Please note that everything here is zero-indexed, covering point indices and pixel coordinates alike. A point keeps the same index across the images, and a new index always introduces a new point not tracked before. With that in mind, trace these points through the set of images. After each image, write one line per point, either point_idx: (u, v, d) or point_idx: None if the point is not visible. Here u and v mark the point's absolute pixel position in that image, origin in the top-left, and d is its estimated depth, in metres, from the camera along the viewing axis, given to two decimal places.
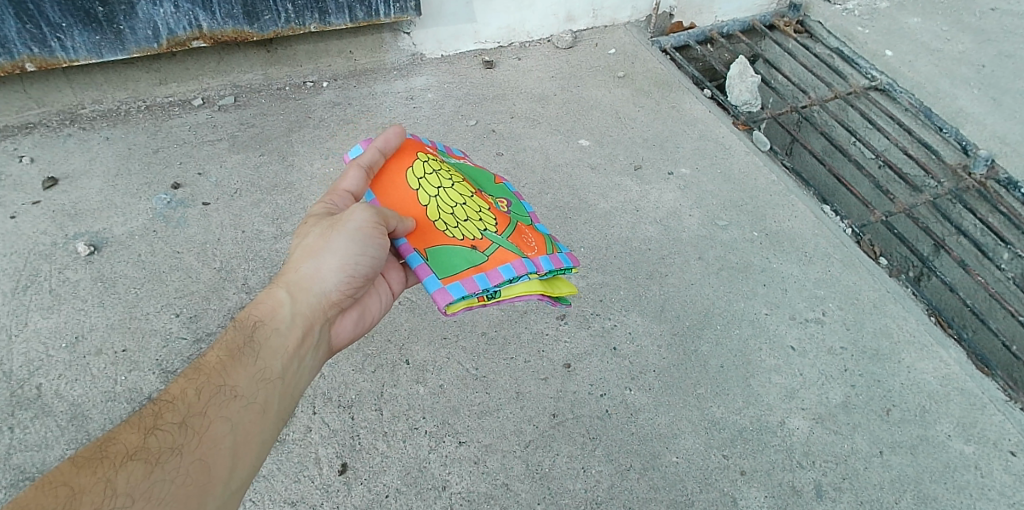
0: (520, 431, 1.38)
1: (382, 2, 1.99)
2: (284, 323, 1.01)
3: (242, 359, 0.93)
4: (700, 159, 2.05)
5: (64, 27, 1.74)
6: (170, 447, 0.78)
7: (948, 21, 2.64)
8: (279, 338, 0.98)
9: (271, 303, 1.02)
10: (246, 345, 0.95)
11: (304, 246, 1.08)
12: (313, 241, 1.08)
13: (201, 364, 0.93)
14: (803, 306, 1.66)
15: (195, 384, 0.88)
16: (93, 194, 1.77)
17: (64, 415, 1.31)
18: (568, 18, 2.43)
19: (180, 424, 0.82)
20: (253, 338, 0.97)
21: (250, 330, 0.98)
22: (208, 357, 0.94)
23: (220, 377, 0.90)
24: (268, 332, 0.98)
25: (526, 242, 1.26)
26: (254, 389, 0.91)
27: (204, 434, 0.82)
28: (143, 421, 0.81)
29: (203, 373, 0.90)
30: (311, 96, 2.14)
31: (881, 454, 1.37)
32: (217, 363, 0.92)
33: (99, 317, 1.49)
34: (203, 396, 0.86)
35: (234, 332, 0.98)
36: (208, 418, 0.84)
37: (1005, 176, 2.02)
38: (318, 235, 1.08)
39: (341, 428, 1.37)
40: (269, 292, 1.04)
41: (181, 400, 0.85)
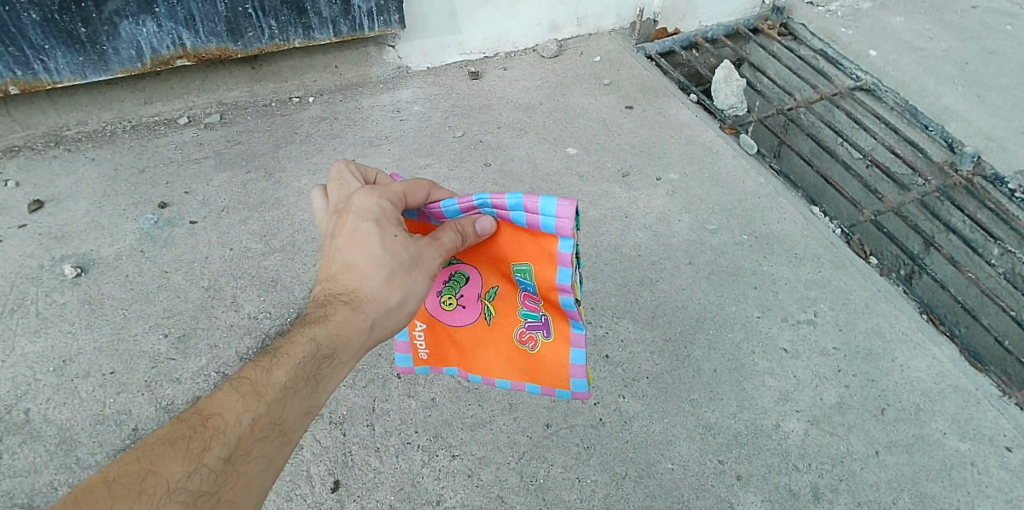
0: (513, 443, 1.37)
1: (366, 16, 2.00)
2: (352, 357, 0.87)
3: (302, 391, 0.80)
4: (688, 164, 2.06)
5: (47, 49, 1.74)
6: (210, 493, 0.66)
7: (930, 19, 2.66)
8: (342, 375, 0.86)
9: (351, 331, 0.86)
10: (313, 376, 0.82)
11: (393, 264, 0.91)
12: (402, 266, 0.92)
13: (257, 379, 0.78)
14: (795, 308, 1.66)
15: (251, 410, 0.74)
16: (79, 216, 1.76)
17: (52, 440, 1.30)
18: (553, 27, 2.44)
19: (227, 464, 0.69)
20: (320, 370, 0.83)
21: (318, 356, 0.83)
22: (267, 372, 0.79)
23: (278, 409, 0.77)
24: (336, 365, 0.85)
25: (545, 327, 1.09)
26: (301, 425, 0.80)
27: (244, 479, 0.71)
28: (190, 447, 0.67)
29: (260, 398, 0.76)
30: (297, 112, 2.14)
31: (877, 454, 1.37)
32: (278, 389, 0.78)
33: (87, 339, 1.48)
34: (256, 430, 0.74)
35: (297, 346, 0.83)
36: (252, 456, 0.72)
37: (992, 172, 2.03)
38: (413, 267, 0.93)
39: (333, 444, 1.36)
40: (340, 301, 0.88)
41: (233, 432, 0.72)
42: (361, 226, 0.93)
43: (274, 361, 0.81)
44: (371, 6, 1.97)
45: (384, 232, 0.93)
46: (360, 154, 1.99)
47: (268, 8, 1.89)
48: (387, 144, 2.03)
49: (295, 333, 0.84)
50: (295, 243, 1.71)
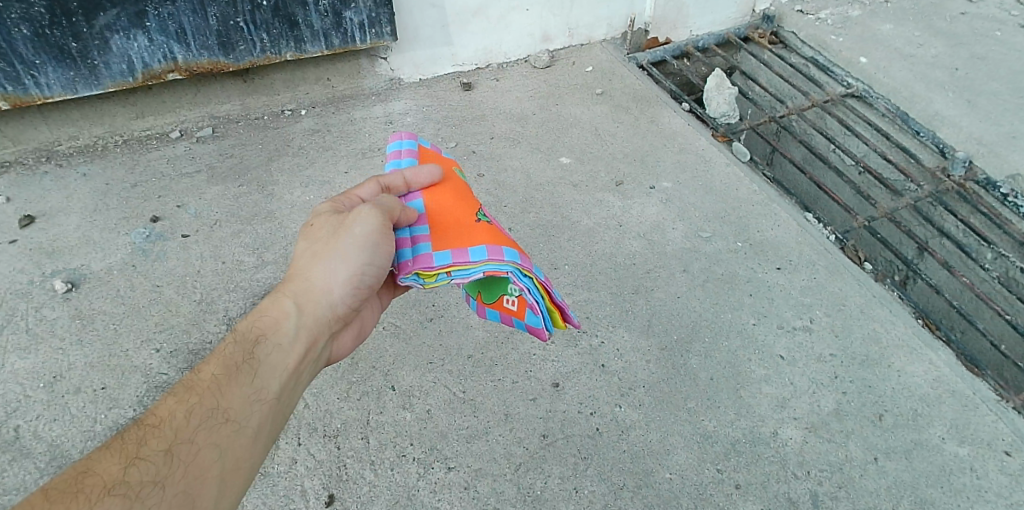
0: (510, 454, 1.36)
1: (357, 29, 2.01)
2: (287, 339, 0.92)
3: (238, 378, 0.85)
4: (681, 173, 2.07)
5: (38, 64, 1.74)
6: (152, 481, 0.69)
7: (919, 26, 2.68)
8: (281, 355, 0.90)
9: (273, 314, 0.93)
10: (245, 362, 0.87)
11: (312, 250, 1.00)
12: (319, 247, 1.00)
13: (192, 378, 0.84)
14: (791, 315, 1.66)
15: (185, 405, 0.79)
16: (70, 231, 1.75)
17: (43, 457, 1.28)
18: (544, 38, 2.46)
19: (166, 452, 0.73)
20: (254, 354, 0.88)
21: (247, 345, 0.89)
22: (200, 371, 0.85)
23: (214, 397, 0.81)
24: (269, 348, 0.90)
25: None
26: (250, 411, 0.83)
27: (194, 466, 0.73)
28: (125, 449, 0.72)
29: (194, 392, 0.82)
30: (290, 125, 2.14)
31: (876, 460, 1.36)
32: (211, 381, 0.83)
33: (78, 355, 1.46)
34: (193, 418, 0.78)
35: (226, 343, 0.90)
36: (196, 445, 0.75)
37: (983, 177, 2.04)
38: (325, 240, 1.00)
39: (327, 458, 1.34)
40: (272, 299, 0.96)
41: (168, 425, 0.76)
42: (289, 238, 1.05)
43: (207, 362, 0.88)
44: (363, 18, 1.99)
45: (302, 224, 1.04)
46: (354, 166, 1.99)
47: (260, 21, 1.90)
48: (380, 155, 2.03)
49: (230, 335, 0.91)
50: (288, 255, 1.71)
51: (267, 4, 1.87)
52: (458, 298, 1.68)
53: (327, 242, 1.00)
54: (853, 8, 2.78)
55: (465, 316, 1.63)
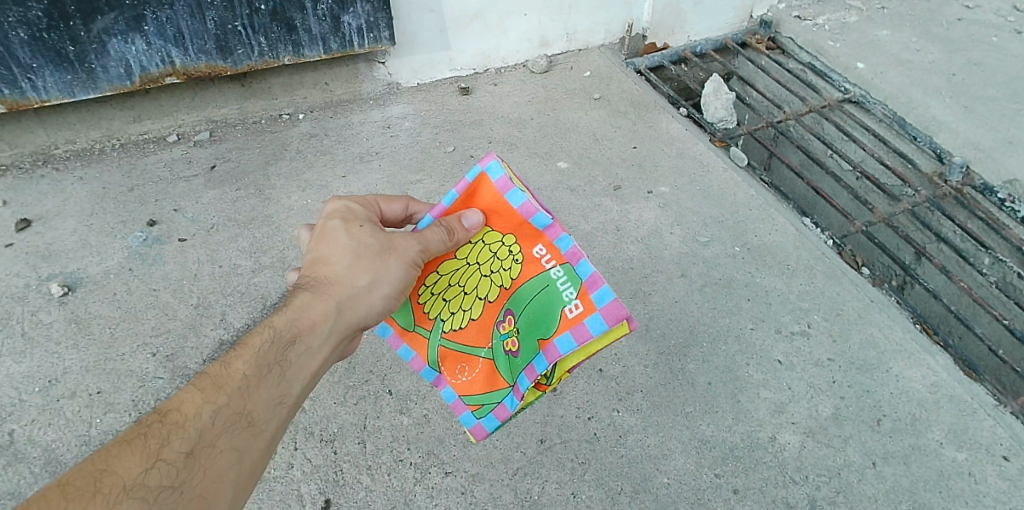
0: (507, 459, 1.35)
1: (356, 33, 2.01)
2: (319, 344, 0.88)
3: (269, 380, 0.80)
4: (679, 177, 2.07)
5: (35, 67, 1.74)
6: (171, 488, 0.66)
7: (916, 32, 2.69)
8: (311, 361, 0.86)
9: (311, 314, 0.88)
10: (278, 365, 0.82)
11: (360, 254, 0.96)
12: (370, 253, 0.96)
13: (221, 373, 0.79)
14: (788, 319, 1.66)
15: (212, 404, 0.74)
16: (66, 234, 1.75)
17: (37, 461, 1.28)
18: (542, 43, 2.46)
19: (188, 456, 0.69)
20: (285, 356, 0.84)
21: (280, 343, 0.84)
22: (228, 365, 0.80)
23: (243, 399, 0.77)
24: (302, 351, 0.85)
25: (457, 372, 1.10)
26: (274, 417, 0.79)
27: (212, 474, 0.70)
28: (146, 447, 0.67)
29: (222, 390, 0.77)
30: (288, 129, 2.14)
31: (874, 465, 1.36)
32: (241, 381, 0.78)
33: (73, 359, 1.46)
34: (220, 421, 0.73)
35: (257, 337, 0.84)
36: (218, 449, 0.72)
37: (981, 182, 2.05)
38: (377, 251, 0.97)
39: (323, 463, 1.34)
40: (308, 295, 0.91)
41: (193, 424, 0.72)
42: (329, 226, 1.00)
43: (235, 354, 0.82)
44: (361, 23, 1.99)
45: (351, 225, 1.00)
46: (352, 170, 1.99)
47: (258, 25, 1.90)
48: (378, 160, 2.03)
49: (260, 327, 0.85)
50: (285, 259, 1.70)
51: (266, 8, 1.88)
52: None
53: (380, 255, 0.97)
54: (850, 14, 2.79)
55: None
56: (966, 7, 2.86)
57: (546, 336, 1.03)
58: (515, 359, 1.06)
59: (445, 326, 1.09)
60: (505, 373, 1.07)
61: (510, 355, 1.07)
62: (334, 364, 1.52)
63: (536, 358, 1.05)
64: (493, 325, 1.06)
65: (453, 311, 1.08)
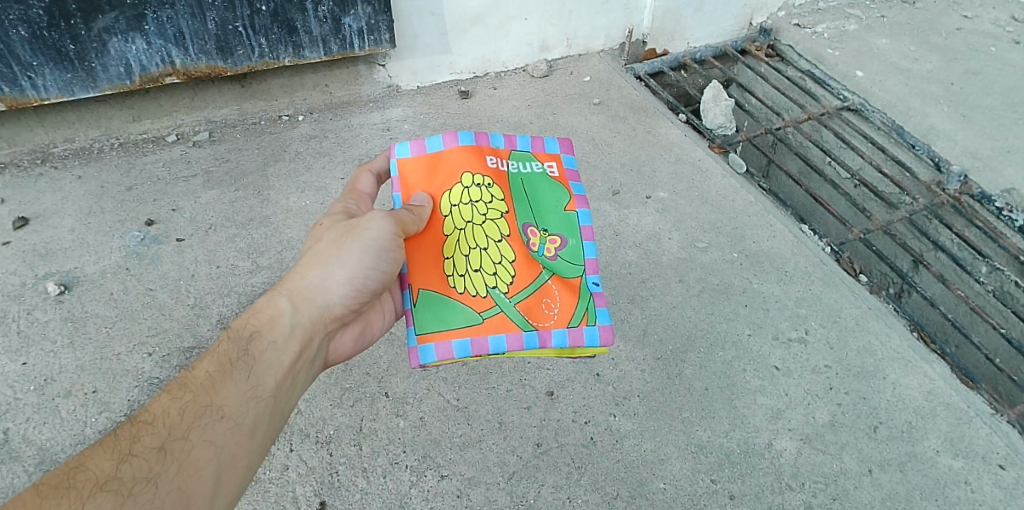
0: (503, 462, 1.35)
1: (356, 36, 2.02)
2: (281, 336, 0.95)
3: (232, 375, 0.88)
4: (677, 183, 2.07)
5: (35, 66, 1.74)
6: (145, 477, 0.73)
7: (915, 41, 2.71)
8: (274, 352, 0.93)
9: (268, 311, 0.96)
10: (240, 359, 0.90)
11: (314, 251, 1.04)
12: (321, 246, 1.04)
13: (187, 376, 0.88)
14: (786, 326, 1.66)
15: (179, 402, 0.83)
16: (64, 233, 1.75)
17: (31, 460, 1.27)
18: (542, 48, 2.47)
19: (159, 448, 0.77)
20: (247, 352, 0.91)
21: (241, 342, 0.93)
22: (194, 368, 0.89)
23: (207, 394, 0.85)
24: (263, 344, 0.93)
25: (544, 310, 1.14)
26: (243, 407, 0.86)
27: (185, 463, 0.77)
28: (118, 447, 0.76)
29: (188, 389, 0.85)
30: (287, 130, 2.15)
31: (870, 472, 1.36)
32: (205, 379, 0.87)
33: (69, 358, 1.45)
34: (186, 416, 0.81)
35: (223, 341, 0.93)
36: (190, 442, 0.79)
37: (978, 191, 2.05)
38: (330, 242, 1.04)
39: (319, 465, 1.33)
40: (269, 297, 1.00)
41: (162, 421, 0.80)
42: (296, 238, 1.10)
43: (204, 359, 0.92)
44: (362, 25, 2.00)
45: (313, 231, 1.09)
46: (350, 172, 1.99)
47: (259, 26, 1.91)
48: None
49: (226, 332, 0.95)
50: (283, 260, 1.70)
51: (266, 9, 1.88)
52: None
53: (332, 246, 1.03)
54: (849, 23, 2.81)
55: None
56: (964, 16, 2.88)
57: (561, 204, 1.21)
58: (568, 250, 1.18)
59: (504, 287, 1.13)
60: (569, 270, 1.17)
61: (562, 252, 1.18)
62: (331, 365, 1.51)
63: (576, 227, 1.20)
64: (534, 245, 1.16)
65: (490, 271, 1.14)
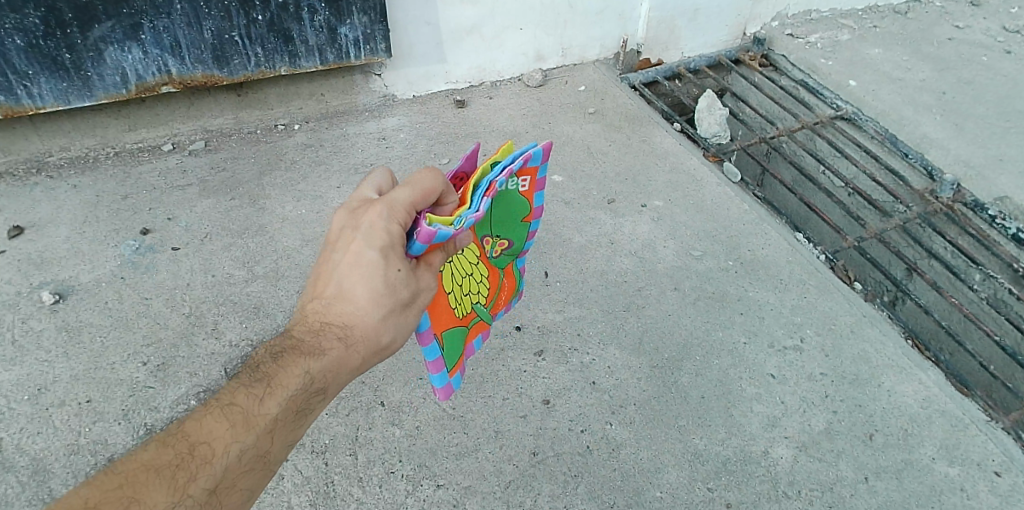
0: (499, 471, 1.34)
1: (353, 45, 2.03)
2: (343, 387, 0.86)
3: (294, 423, 0.80)
4: (672, 192, 2.08)
5: (31, 74, 1.74)
6: None
7: (907, 51, 2.74)
8: (331, 403, 0.85)
9: (343, 370, 0.82)
10: (305, 409, 0.81)
11: (395, 309, 0.84)
12: (404, 303, 0.84)
13: (250, 411, 0.76)
14: (782, 333, 1.66)
15: (240, 444, 0.74)
16: (59, 242, 1.74)
17: (25, 470, 1.26)
18: (538, 57, 2.49)
19: (211, 494, 0.71)
20: (312, 404, 0.81)
21: (310, 391, 0.81)
22: (259, 405, 0.77)
23: (268, 441, 0.77)
24: (327, 396, 0.83)
25: (497, 303, 1.22)
26: (286, 453, 0.81)
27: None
28: (174, 480, 0.68)
29: (251, 428, 0.75)
30: (283, 139, 2.15)
31: (867, 480, 1.36)
32: (269, 423, 0.77)
33: (63, 368, 1.44)
34: (244, 461, 0.74)
35: (292, 380, 0.79)
36: (240, 486, 0.74)
37: (971, 199, 2.07)
38: (416, 311, 0.86)
39: (314, 475, 1.33)
40: (342, 345, 0.81)
41: (221, 461, 0.72)
42: (360, 255, 0.82)
43: (269, 392, 0.78)
44: (358, 35, 2.01)
45: (389, 263, 0.82)
46: (346, 182, 1.99)
47: (255, 35, 1.91)
48: (372, 171, 2.04)
49: (293, 369, 0.80)
50: (279, 269, 1.70)
51: (263, 19, 1.89)
52: None
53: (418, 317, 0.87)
54: (842, 33, 2.84)
55: None
56: (956, 27, 2.91)
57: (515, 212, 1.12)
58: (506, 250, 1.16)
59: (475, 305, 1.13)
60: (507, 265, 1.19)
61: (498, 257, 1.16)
62: None
63: (524, 233, 1.15)
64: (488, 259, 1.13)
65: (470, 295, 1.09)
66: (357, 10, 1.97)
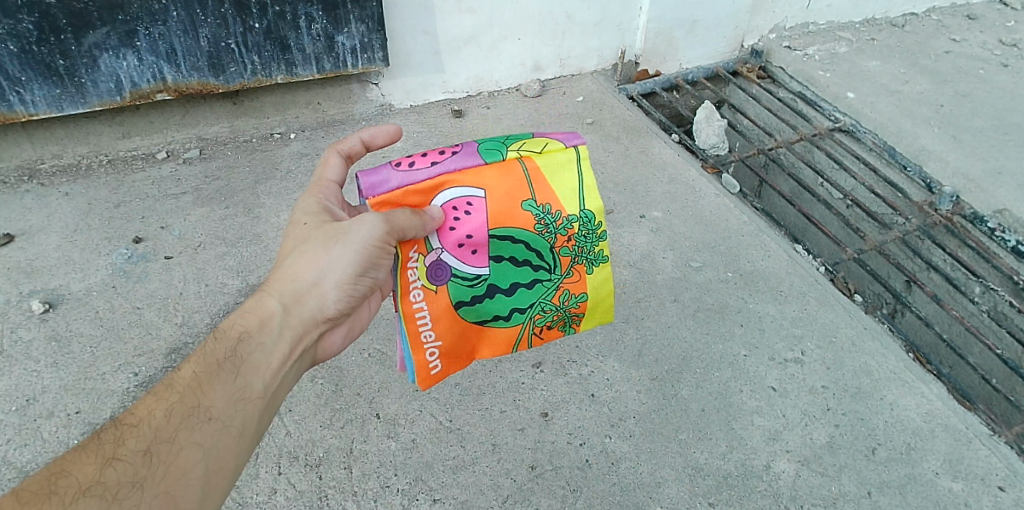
0: (497, 486, 1.31)
1: (350, 54, 2.03)
2: (274, 338, 0.89)
3: (220, 374, 0.82)
4: (671, 202, 2.07)
5: (24, 81, 1.73)
6: (130, 482, 0.67)
7: (904, 64, 2.75)
8: (265, 353, 0.88)
9: (257, 315, 0.90)
10: (227, 360, 0.84)
11: (297, 249, 0.96)
12: (304, 245, 0.97)
13: (172, 378, 0.81)
14: (782, 346, 1.64)
15: (165, 404, 0.77)
16: (50, 250, 1.72)
17: (10, 484, 1.23)
18: (535, 68, 2.49)
19: (146, 452, 0.71)
20: (236, 352, 0.85)
21: (228, 344, 0.86)
22: (179, 371, 0.83)
23: (195, 396, 0.79)
24: (253, 346, 0.87)
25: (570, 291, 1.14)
26: (232, 408, 0.80)
27: (174, 465, 0.71)
28: (102, 450, 0.70)
29: (172, 391, 0.79)
30: (279, 148, 2.14)
31: (870, 495, 1.33)
32: (190, 381, 0.80)
33: (52, 378, 1.42)
34: (172, 418, 0.75)
35: (207, 341, 0.87)
36: (177, 445, 0.73)
37: (971, 211, 2.06)
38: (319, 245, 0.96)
39: (307, 489, 1.29)
40: (257, 297, 0.93)
41: (147, 424, 0.74)
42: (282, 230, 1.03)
43: (189, 361, 0.85)
44: (355, 43, 2.01)
45: (295, 224, 1.01)
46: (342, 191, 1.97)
47: (252, 43, 1.91)
48: None
49: (214, 333, 0.89)
50: None
51: (260, 26, 1.89)
52: None
53: (321, 249, 0.95)
54: (839, 45, 2.85)
55: None
56: (953, 40, 2.93)
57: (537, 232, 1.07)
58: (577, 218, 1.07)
59: (556, 288, 1.13)
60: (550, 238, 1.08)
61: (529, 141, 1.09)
62: (321, 387, 1.48)
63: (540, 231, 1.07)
64: (538, 224, 1.06)
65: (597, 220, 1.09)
66: (354, 18, 1.96)
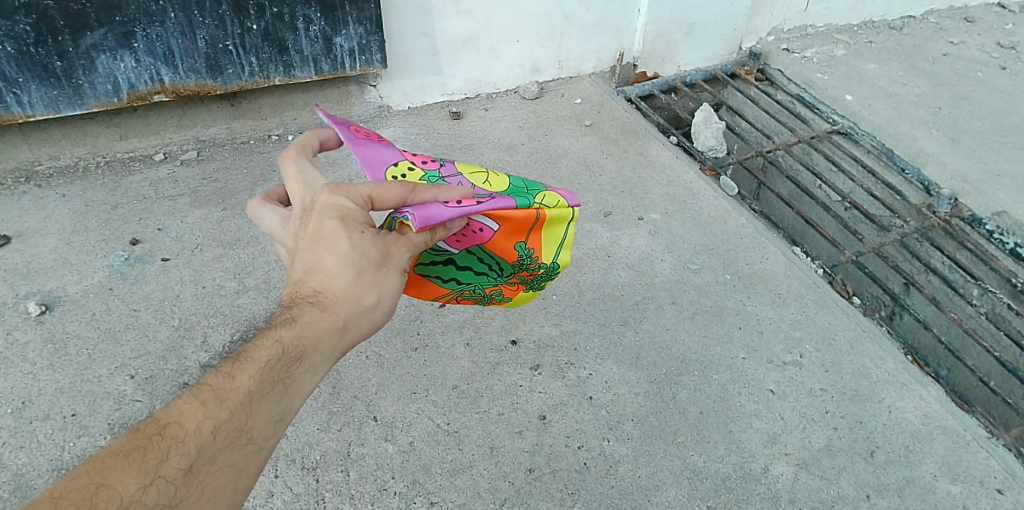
0: (495, 489, 1.31)
1: (348, 55, 2.03)
2: (326, 362, 0.79)
3: (272, 396, 0.72)
4: (669, 205, 2.07)
5: (21, 82, 1.73)
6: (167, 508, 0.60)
7: (902, 66, 2.75)
8: (316, 377, 0.77)
9: (316, 337, 0.77)
10: (282, 381, 0.73)
11: (360, 265, 0.82)
12: (365, 261, 0.82)
13: (223, 385, 0.71)
14: (780, 349, 1.64)
15: (213, 420, 0.67)
16: (46, 252, 1.71)
17: (5, 487, 1.22)
18: (534, 70, 2.49)
19: (186, 473, 0.63)
20: (290, 374, 0.74)
21: (285, 361, 0.74)
22: (232, 378, 0.72)
23: (244, 416, 0.69)
24: (308, 369, 0.76)
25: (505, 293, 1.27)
26: (273, 432, 0.72)
27: (209, 491, 0.65)
28: (141, 461, 0.61)
29: (223, 405, 0.69)
30: (276, 149, 2.14)
31: (868, 498, 1.33)
32: (244, 396, 0.70)
33: (48, 381, 1.41)
34: (219, 437, 0.67)
35: (264, 349, 0.74)
36: (217, 467, 0.66)
37: (969, 214, 2.07)
38: (381, 271, 0.84)
39: (305, 491, 1.29)
40: (309, 311, 0.78)
41: (194, 440, 0.65)
42: (324, 221, 0.82)
43: (241, 365, 0.73)
44: (353, 45, 2.01)
45: (350, 228, 0.82)
46: None
47: (249, 45, 1.91)
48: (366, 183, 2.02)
49: (269, 335, 0.76)
50: (271, 280, 1.68)
51: (257, 28, 1.89)
52: (444, 327, 1.65)
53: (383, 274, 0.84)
54: (838, 48, 2.86)
55: (450, 347, 1.60)
56: (951, 42, 2.94)
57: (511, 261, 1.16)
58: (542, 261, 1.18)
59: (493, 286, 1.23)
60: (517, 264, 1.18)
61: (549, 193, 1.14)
62: (318, 389, 1.48)
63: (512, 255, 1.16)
64: (517, 260, 1.16)
65: (557, 270, 1.21)
66: (352, 20, 1.96)
